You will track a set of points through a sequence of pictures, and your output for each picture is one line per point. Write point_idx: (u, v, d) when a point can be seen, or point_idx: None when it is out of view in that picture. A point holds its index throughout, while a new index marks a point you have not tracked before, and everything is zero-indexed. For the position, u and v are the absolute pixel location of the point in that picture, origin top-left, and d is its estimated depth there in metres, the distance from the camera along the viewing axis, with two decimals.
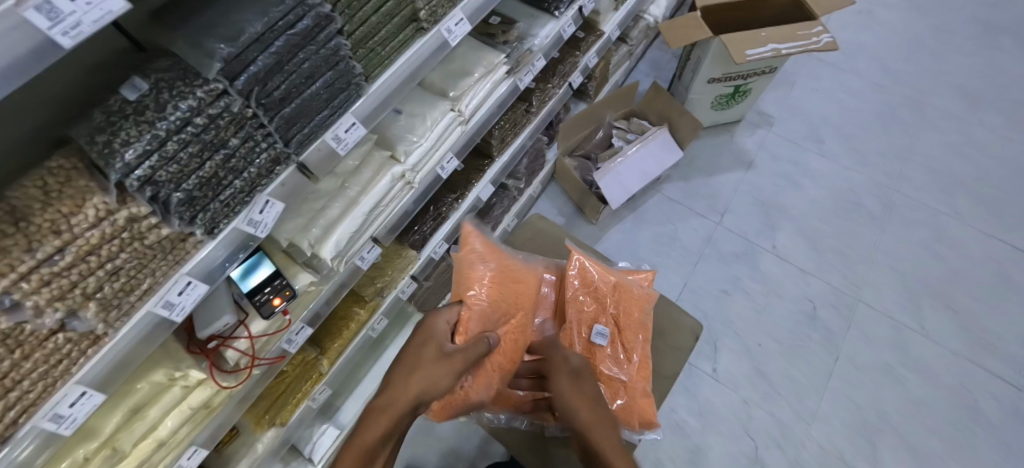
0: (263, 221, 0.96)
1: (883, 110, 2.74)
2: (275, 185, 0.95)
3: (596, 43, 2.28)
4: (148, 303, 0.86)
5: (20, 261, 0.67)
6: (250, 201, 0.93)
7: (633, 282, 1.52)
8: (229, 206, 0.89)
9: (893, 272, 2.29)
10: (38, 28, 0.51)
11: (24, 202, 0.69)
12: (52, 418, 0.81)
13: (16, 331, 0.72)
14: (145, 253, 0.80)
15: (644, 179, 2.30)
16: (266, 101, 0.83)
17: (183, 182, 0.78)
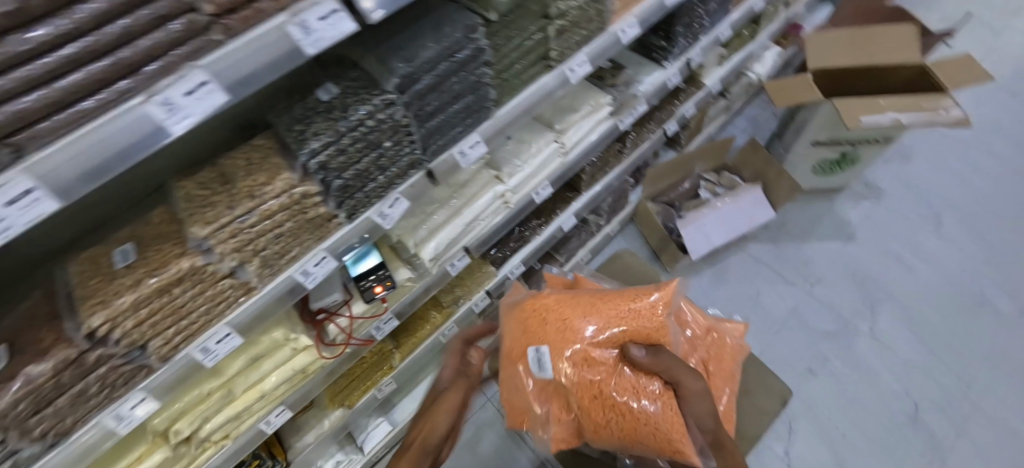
0: (390, 215, 1.10)
1: (1014, 199, 2.53)
2: (406, 185, 1.09)
3: (696, 95, 2.33)
4: (290, 269, 1.02)
5: (223, 215, 0.84)
6: (383, 197, 1.07)
7: (727, 331, 1.45)
8: (369, 197, 1.04)
9: (1015, 383, 2.07)
10: (294, 39, 0.68)
11: (236, 170, 0.87)
12: (202, 349, 0.97)
13: (205, 268, 0.88)
14: (302, 225, 0.96)
15: (729, 233, 2.29)
16: (420, 114, 0.98)
17: (345, 171, 0.93)
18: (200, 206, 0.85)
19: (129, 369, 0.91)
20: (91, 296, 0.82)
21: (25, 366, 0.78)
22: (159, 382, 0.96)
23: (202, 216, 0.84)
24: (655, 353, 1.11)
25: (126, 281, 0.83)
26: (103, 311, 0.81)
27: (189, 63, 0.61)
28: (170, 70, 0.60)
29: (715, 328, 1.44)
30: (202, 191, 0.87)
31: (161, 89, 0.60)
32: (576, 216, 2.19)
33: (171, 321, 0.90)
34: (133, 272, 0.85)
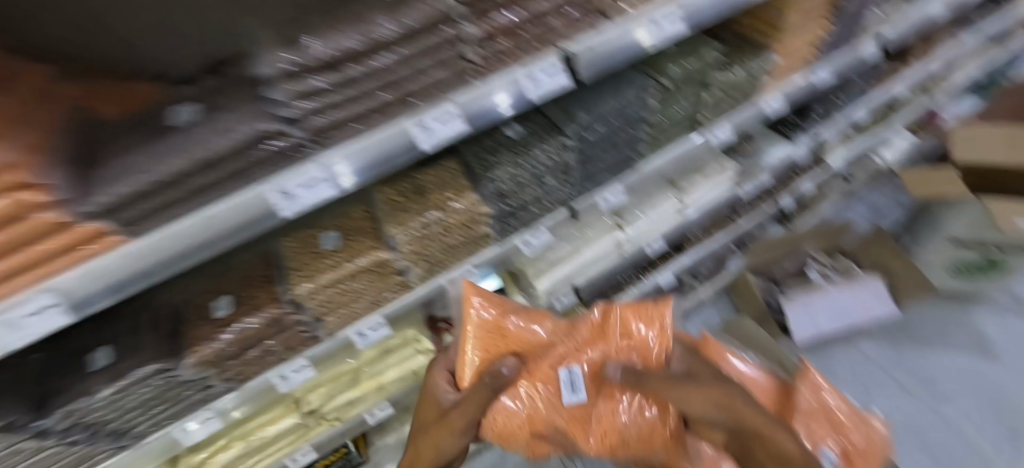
0: (533, 243, 1.23)
1: None
2: (550, 218, 1.21)
3: (818, 174, 2.26)
4: (442, 275, 1.15)
5: (415, 219, 0.98)
6: (531, 226, 1.19)
7: (878, 428, 1.33)
8: (521, 224, 1.16)
9: None
10: (525, 93, 0.82)
11: (428, 183, 1.01)
12: (359, 331, 1.14)
13: (388, 262, 1.03)
14: (466, 239, 1.09)
15: (841, 321, 2.21)
16: (585, 158, 1.09)
17: (513, 198, 1.06)
18: (395, 209, 1.00)
19: (303, 336, 1.07)
20: (299, 268, 0.99)
21: (244, 316, 0.96)
22: (322, 351, 1.13)
23: (398, 218, 0.99)
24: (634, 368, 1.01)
25: (329, 261, 1.00)
26: (309, 282, 0.98)
27: (444, 98, 0.76)
28: (431, 102, 0.76)
29: (862, 419, 1.33)
30: (398, 197, 1.01)
31: (421, 117, 0.76)
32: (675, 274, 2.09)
33: (346, 301, 1.07)
34: (336, 254, 1.01)
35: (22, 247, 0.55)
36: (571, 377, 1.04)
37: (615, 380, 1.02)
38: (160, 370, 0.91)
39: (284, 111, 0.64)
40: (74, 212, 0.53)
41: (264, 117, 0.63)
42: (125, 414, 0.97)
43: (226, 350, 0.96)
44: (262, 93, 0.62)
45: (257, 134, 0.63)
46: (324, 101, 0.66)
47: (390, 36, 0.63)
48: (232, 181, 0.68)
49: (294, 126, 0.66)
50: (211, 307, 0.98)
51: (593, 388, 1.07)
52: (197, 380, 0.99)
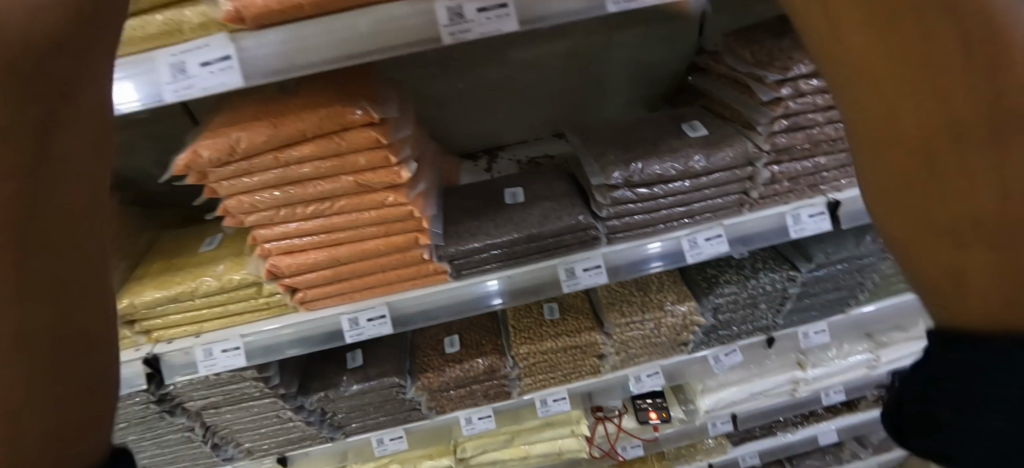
0: (724, 362, 1.17)
1: None
2: (747, 341, 1.16)
3: None
4: (629, 370, 1.15)
5: (634, 312, 1.06)
6: (727, 344, 1.16)
7: None
8: (721, 341, 1.14)
9: None
10: (789, 229, 0.85)
11: (651, 285, 1.11)
12: (542, 400, 1.14)
13: (598, 345, 1.08)
14: (667, 341, 1.10)
15: None
16: (803, 296, 1.11)
17: (724, 314, 1.09)
18: (616, 299, 1.10)
19: (501, 389, 1.12)
20: (519, 330, 1.10)
21: (471, 357, 1.07)
22: (499, 408, 1.15)
23: (618, 309, 1.08)
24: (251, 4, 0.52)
25: (552, 330, 1.08)
26: (526, 346, 1.07)
27: (716, 220, 0.85)
28: (705, 221, 0.86)
29: None
30: (620, 290, 1.11)
31: (695, 232, 0.85)
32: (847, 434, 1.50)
33: (547, 370, 1.11)
34: (555, 326, 1.09)
35: (397, 269, 0.81)
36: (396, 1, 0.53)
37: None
38: (397, 385, 1.06)
39: (600, 210, 0.83)
40: (435, 253, 0.80)
41: (582, 212, 0.83)
42: (350, 412, 1.11)
43: (448, 383, 1.07)
44: (596, 196, 0.82)
45: (575, 223, 0.82)
46: (629, 209, 0.82)
47: (700, 168, 0.81)
48: (539, 255, 0.84)
49: (599, 222, 0.83)
50: (443, 343, 1.12)
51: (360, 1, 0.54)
52: (412, 402, 1.11)
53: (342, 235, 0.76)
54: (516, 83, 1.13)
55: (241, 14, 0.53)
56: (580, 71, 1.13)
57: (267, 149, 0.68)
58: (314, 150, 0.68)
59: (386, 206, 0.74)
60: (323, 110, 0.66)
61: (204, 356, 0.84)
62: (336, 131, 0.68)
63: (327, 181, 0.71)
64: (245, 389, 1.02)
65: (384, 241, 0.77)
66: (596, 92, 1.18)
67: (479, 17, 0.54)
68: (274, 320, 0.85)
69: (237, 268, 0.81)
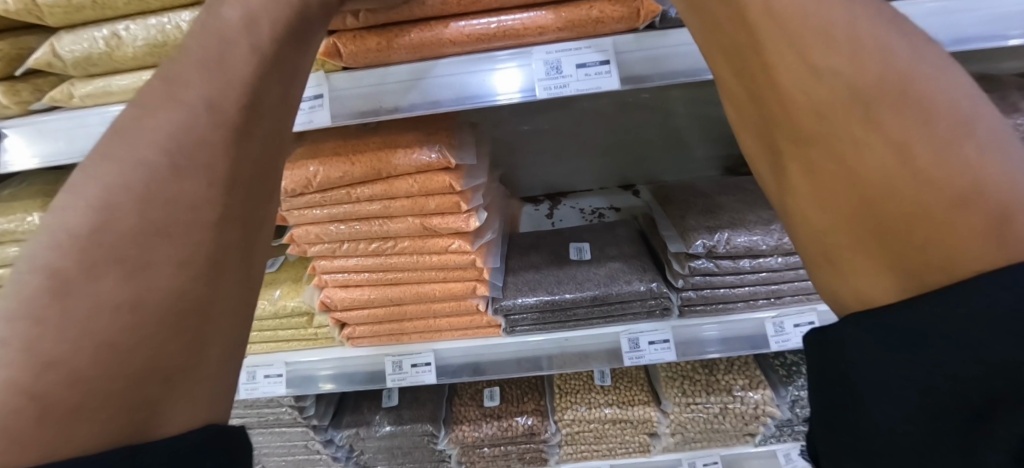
0: (796, 462, 1.02)
1: None
2: None
3: None
4: (683, 454, 1.03)
5: (697, 393, 0.96)
6: (801, 441, 1.02)
7: None
8: (796, 436, 1.01)
9: None
10: None
11: (718, 363, 0.99)
12: None
13: (651, 422, 0.98)
14: (731, 429, 0.98)
15: None
16: None
17: (801, 409, 0.96)
18: (677, 374, 1.00)
19: (538, 454, 1.03)
20: (565, 392, 1.01)
21: (511, 415, 1.00)
22: None
23: (678, 386, 0.97)
24: (356, 37, 0.52)
25: (603, 398, 0.99)
26: (572, 412, 0.98)
27: (809, 305, 0.76)
28: (796, 304, 0.76)
29: None
30: (682, 364, 1.00)
31: (782, 316, 0.76)
32: None
33: (592, 441, 1.01)
34: (605, 393, 1.00)
35: (450, 316, 0.77)
36: (482, 59, 0.53)
37: (505, 61, 0.53)
38: (429, 433, 1.00)
39: (677, 282, 0.75)
40: (490, 304, 0.76)
41: (654, 279, 0.76)
42: (378, 454, 1.05)
43: (482, 439, 0.99)
44: (676, 266, 0.76)
45: (645, 290, 0.74)
46: (708, 282, 0.74)
47: None
48: (601, 320, 0.77)
49: (674, 292, 0.76)
50: (482, 394, 1.05)
51: (455, 38, 0.52)
52: (443, 453, 1.03)
53: (399, 276, 0.74)
54: (591, 133, 1.09)
55: (340, 48, 0.52)
56: (661, 128, 1.09)
57: (341, 185, 0.67)
58: (386, 189, 0.67)
59: (447, 252, 0.71)
60: (401, 150, 0.65)
61: (247, 379, 0.82)
62: (410, 173, 0.66)
63: (394, 221, 0.69)
64: (279, 414, 0.99)
65: (440, 287, 0.74)
66: (673, 149, 1.12)
67: (577, 72, 0.52)
68: (320, 352, 0.82)
69: (292, 295, 0.80)
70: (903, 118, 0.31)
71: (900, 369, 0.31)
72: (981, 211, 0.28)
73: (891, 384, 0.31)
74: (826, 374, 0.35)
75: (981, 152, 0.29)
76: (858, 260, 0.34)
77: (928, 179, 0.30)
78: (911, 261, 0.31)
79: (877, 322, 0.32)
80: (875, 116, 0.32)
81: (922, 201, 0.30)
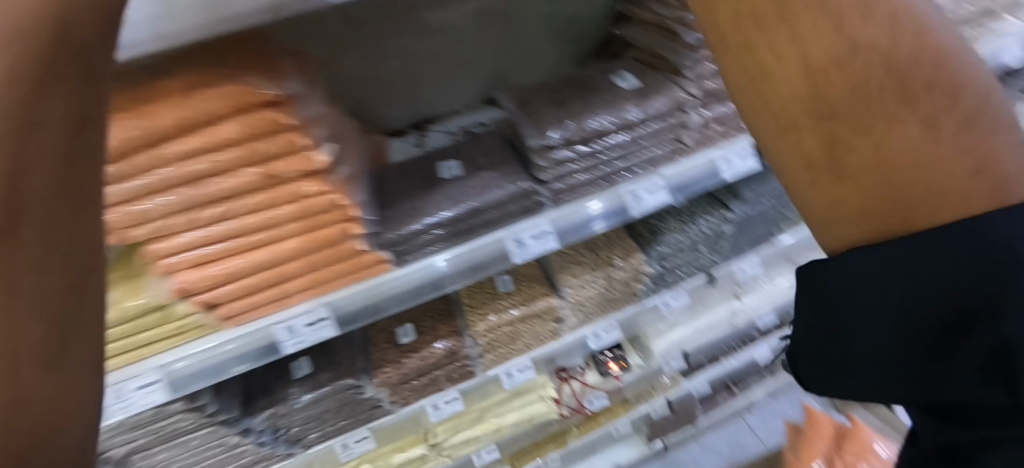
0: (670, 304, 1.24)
1: None
2: (691, 281, 1.22)
3: None
4: (586, 327, 1.16)
5: (585, 274, 1.08)
6: (674, 286, 1.20)
7: None
8: (669, 285, 1.18)
9: None
10: (718, 174, 0.92)
11: (599, 240, 1.11)
12: (506, 372, 1.14)
13: (555, 309, 1.09)
14: (619, 294, 1.13)
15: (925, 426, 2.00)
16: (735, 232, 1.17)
17: (669, 261, 1.14)
18: (568, 261, 1.10)
19: (464, 369, 1.10)
20: (475, 307, 1.07)
21: (428, 344, 1.03)
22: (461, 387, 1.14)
23: (571, 271, 1.08)
24: None
25: (506, 302, 1.07)
26: (484, 321, 1.06)
27: (654, 172, 0.87)
28: (644, 173, 0.87)
29: None
30: (571, 250, 1.10)
31: (635, 186, 0.86)
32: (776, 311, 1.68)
33: (509, 341, 1.10)
34: (510, 297, 1.07)
35: (331, 265, 0.75)
36: None
37: None
38: (353, 385, 1.00)
39: (541, 174, 0.80)
40: (372, 242, 0.74)
41: (525, 179, 0.80)
42: (307, 424, 1.02)
43: (408, 373, 1.03)
44: (532, 164, 0.80)
45: (518, 190, 0.79)
46: (571, 170, 0.81)
47: (636, 119, 0.80)
48: (484, 229, 0.81)
49: (544, 187, 0.81)
50: (395, 333, 1.04)
51: None
52: (372, 400, 1.04)
53: (261, 237, 0.69)
54: (442, 48, 1.05)
55: None
56: (507, 33, 1.09)
57: (145, 146, 0.57)
58: (206, 141, 0.59)
59: (303, 197, 0.67)
60: (204, 89, 0.56)
61: (116, 399, 0.73)
62: (227, 115, 0.58)
63: (230, 175, 0.62)
64: (177, 423, 0.90)
65: (309, 237, 0.70)
66: (523, 53, 1.13)
67: None
68: (199, 343, 0.75)
69: (133, 293, 0.68)
70: (912, 46, 0.28)
71: (906, 321, 0.29)
72: (979, 137, 0.28)
73: (886, 337, 0.30)
74: (807, 327, 0.34)
75: (966, 71, 0.28)
76: (842, 214, 0.31)
77: (931, 111, 0.28)
78: (900, 201, 0.29)
79: (880, 271, 0.29)
80: (883, 50, 0.27)
81: (939, 144, 0.28)
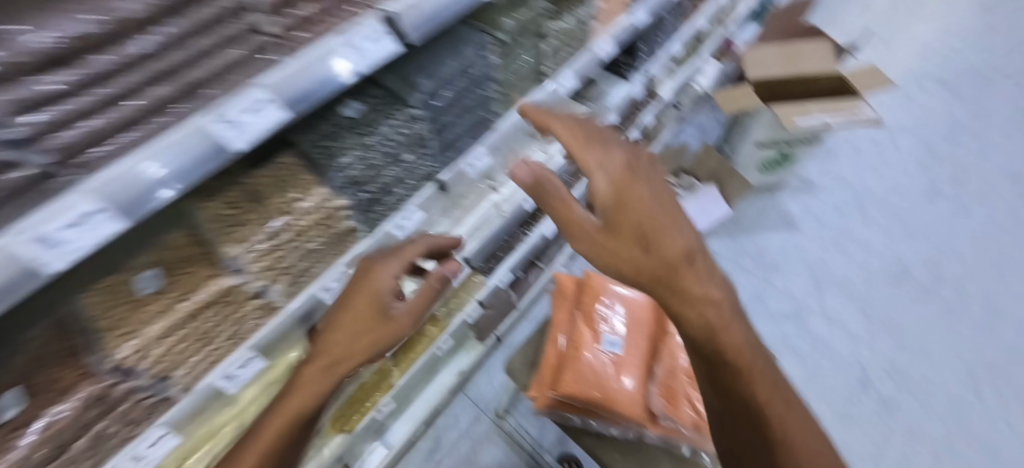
0: (405, 226, 1.18)
1: (917, 202, 3.31)
2: (417, 197, 1.18)
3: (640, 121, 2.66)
4: (312, 286, 1.05)
5: (258, 232, 0.90)
6: (398, 210, 1.15)
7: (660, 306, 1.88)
8: (385, 210, 1.12)
9: (943, 391, 2.60)
10: None
11: (263, 181, 0.90)
12: (226, 375, 0.96)
13: (236, 290, 0.93)
14: (326, 242, 1.02)
15: None
16: (433, 128, 1.07)
17: (367, 185, 1.03)
18: (226, 219, 0.88)
19: (148, 400, 0.88)
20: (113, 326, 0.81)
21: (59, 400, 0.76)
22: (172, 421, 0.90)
23: (238, 233, 0.89)
24: None
25: (153, 308, 0.85)
26: (161, 342, 0.85)
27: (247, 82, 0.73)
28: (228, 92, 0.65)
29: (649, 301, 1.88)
30: (230, 204, 0.89)
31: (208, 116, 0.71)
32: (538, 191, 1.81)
33: (205, 341, 0.92)
34: (160, 297, 0.85)
35: None
36: None
37: None
38: None
39: (22, 126, 0.51)
40: None
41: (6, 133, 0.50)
42: None
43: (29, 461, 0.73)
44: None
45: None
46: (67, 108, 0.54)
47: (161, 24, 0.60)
48: None
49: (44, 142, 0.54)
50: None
51: None
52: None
53: None
54: None
55: None
56: None
57: None
58: None
59: None
60: None
61: None
62: None
63: None
64: None
65: None
66: None
67: None
68: None
69: None
70: None
71: None
72: None
73: None
74: None
75: None
76: None
77: None
78: None
79: None
80: None
81: None
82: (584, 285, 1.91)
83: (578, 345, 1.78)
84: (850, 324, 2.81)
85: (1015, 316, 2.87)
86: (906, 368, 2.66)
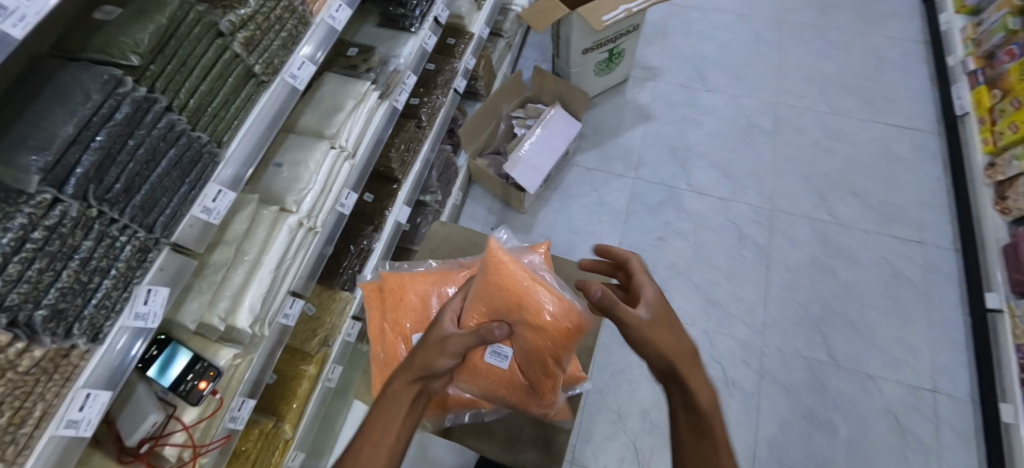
0: (151, 311, 0.96)
1: (746, 54, 3.46)
2: (153, 272, 0.96)
3: (459, 65, 2.48)
4: (46, 428, 0.85)
5: None
6: (130, 295, 0.93)
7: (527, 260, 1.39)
8: (107, 306, 0.89)
9: (802, 214, 2.85)
10: None
11: None
12: None
13: None
14: (27, 379, 0.80)
15: (537, 174, 2.71)
16: (108, 196, 0.84)
17: (42, 297, 0.79)
18: None
19: None
20: None
21: None
22: None
23: None
24: None
25: None
26: None
27: None
28: None
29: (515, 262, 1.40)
30: None
31: None
32: (351, 187, 1.64)
33: None
34: None
35: None
36: None
37: None
38: None
39: None
40: None
41: None
42: None
43: None
44: None
45: None
46: None
47: None
48: None
49: None
50: None
51: None
52: None
53: None
54: None
55: None
56: None
57: None
58: None
59: None
60: None
61: None
62: None
63: None
64: None
65: None
66: None
67: None
68: None
69: None
70: None
71: None
72: None
73: None
74: None
75: None
76: None
77: None
78: None
79: None
80: None
81: None
82: (382, 285, 1.50)
83: (390, 358, 1.41)
84: (717, 190, 2.95)
85: (850, 126, 3.12)
86: (771, 213, 2.86)
